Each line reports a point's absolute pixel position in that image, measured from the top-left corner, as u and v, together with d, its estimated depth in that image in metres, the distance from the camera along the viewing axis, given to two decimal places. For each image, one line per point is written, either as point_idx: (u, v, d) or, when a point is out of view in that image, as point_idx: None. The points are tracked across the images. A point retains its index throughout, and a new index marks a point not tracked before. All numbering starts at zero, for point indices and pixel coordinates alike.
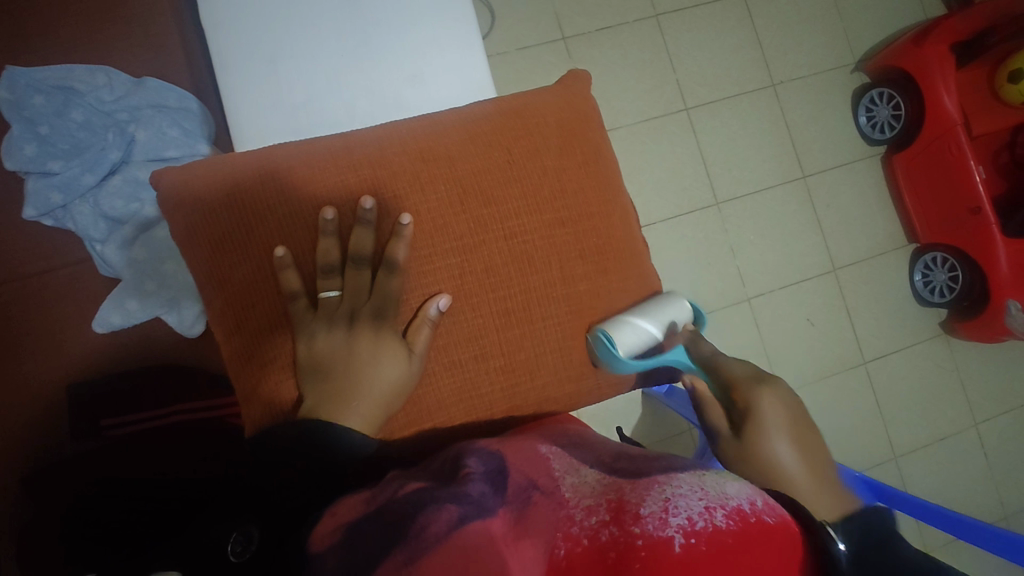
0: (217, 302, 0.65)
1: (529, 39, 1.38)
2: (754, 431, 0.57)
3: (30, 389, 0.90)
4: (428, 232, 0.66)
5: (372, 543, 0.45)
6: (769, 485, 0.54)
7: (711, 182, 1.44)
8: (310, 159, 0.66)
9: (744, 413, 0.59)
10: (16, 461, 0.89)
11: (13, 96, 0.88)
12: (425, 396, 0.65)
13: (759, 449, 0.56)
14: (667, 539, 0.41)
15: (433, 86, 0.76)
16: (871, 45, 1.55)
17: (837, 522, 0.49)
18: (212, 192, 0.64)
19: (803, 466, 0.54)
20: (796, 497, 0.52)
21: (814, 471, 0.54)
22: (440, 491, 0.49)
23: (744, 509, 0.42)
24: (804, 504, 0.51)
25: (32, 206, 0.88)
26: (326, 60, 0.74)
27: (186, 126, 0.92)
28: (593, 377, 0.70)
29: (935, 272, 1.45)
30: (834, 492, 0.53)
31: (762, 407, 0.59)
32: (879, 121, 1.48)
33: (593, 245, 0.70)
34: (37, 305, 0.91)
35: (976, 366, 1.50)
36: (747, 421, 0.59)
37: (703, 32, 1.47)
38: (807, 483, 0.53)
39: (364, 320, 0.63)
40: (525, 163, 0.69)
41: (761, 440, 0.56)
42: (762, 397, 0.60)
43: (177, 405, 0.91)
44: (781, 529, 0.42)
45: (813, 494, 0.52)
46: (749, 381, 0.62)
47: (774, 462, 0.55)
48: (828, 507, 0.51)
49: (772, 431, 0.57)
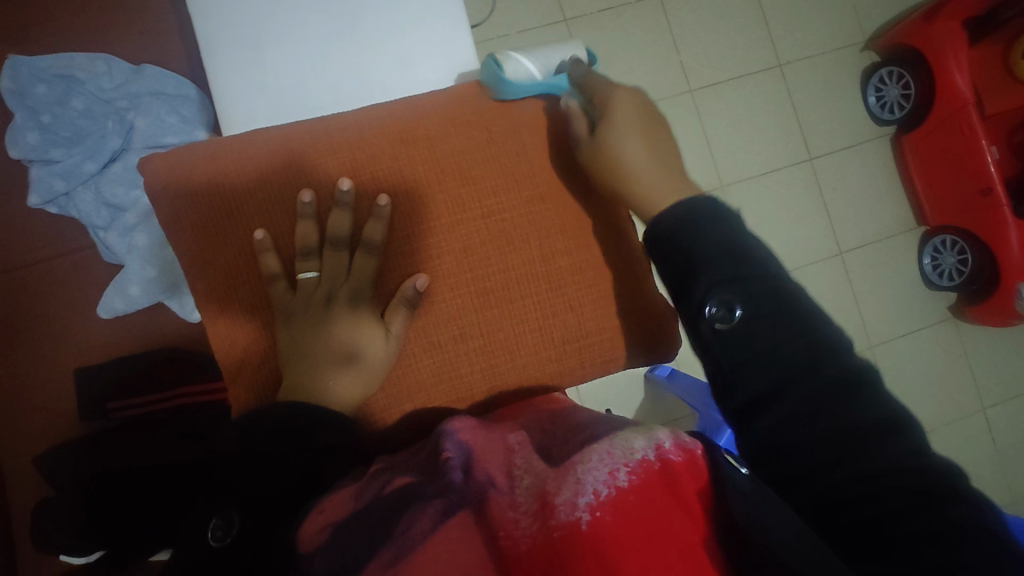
0: (200, 285, 0.66)
1: (529, 21, 1.37)
2: (607, 125, 0.64)
3: (38, 373, 0.93)
4: (413, 208, 0.67)
5: (358, 543, 0.47)
6: (624, 183, 0.63)
7: (714, 164, 1.43)
8: (292, 141, 0.67)
9: (601, 122, 0.65)
10: (29, 441, 0.92)
11: (16, 86, 0.90)
12: (406, 377, 0.67)
13: (608, 148, 0.64)
14: (577, 520, 0.44)
15: (419, 69, 0.77)
16: (880, 21, 1.51)
17: (669, 207, 0.58)
18: (195, 176, 0.65)
19: (645, 157, 0.62)
20: (637, 189, 0.62)
21: (652, 161, 0.63)
22: (427, 485, 0.51)
23: (647, 460, 0.48)
24: (647, 195, 0.61)
25: (36, 193, 0.90)
26: (313, 44, 0.74)
27: (184, 113, 0.92)
28: (577, 360, 0.70)
29: (944, 255, 1.42)
30: (670, 177, 0.62)
31: (614, 105, 0.65)
32: (888, 100, 1.45)
33: (574, 223, 0.70)
34: (43, 290, 0.93)
35: (985, 351, 1.48)
36: (604, 118, 0.65)
37: (707, 12, 1.45)
38: (645, 175, 0.62)
39: (342, 303, 0.64)
40: (508, 143, 0.69)
41: (613, 137, 0.64)
42: (619, 98, 0.66)
43: (179, 388, 0.93)
44: (685, 466, 0.48)
45: (652, 184, 0.61)
46: (611, 90, 0.67)
47: (621, 157, 0.63)
48: (661, 192, 0.61)
49: (620, 125, 0.64)
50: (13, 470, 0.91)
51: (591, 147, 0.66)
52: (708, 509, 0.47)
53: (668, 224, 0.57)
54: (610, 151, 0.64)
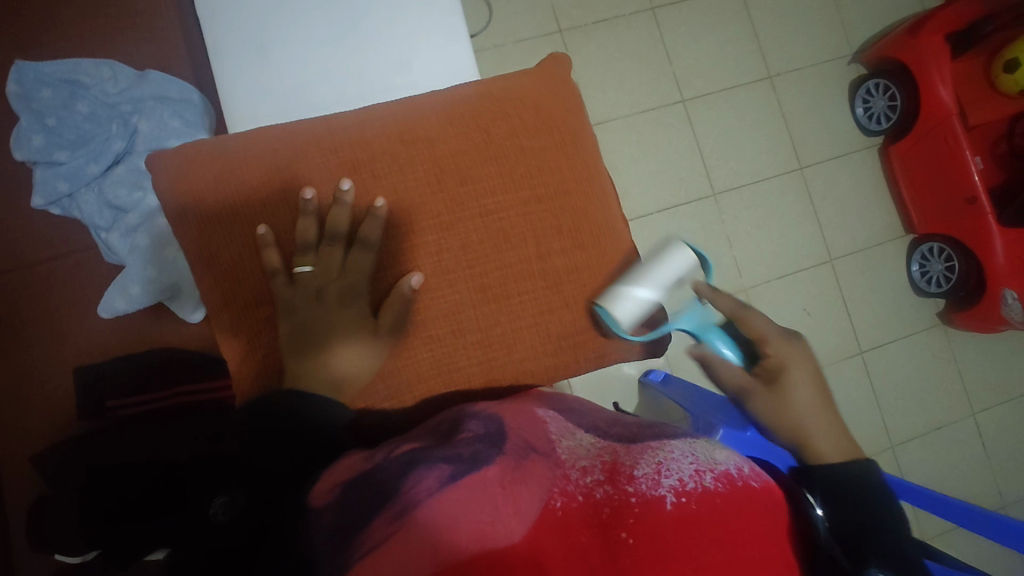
0: (205, 278, 0.68)
1: (526, 32, 1.40)
2: (780, 384, 0.67)
3: (37, 373, 0.93)
4: (409, 207, 0.69)
5: (360, 505, 0.53)
6: (789, 434, 0.63)
7: (708, 173, 1.46)
8: (296, 141, 0.69)
9: (775, 374, 0.68)
10: (28, 440, 0.92)
11: (21, 89, 0.93)
12: (405, 368, 0.68)
13: (782, 398, 0.65)
14: (660, 498, 0.51)
15: (420, 73, 0.79)
16: (867, 35, 1.55)
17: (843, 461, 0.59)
18: (201, 172, 0.67)
19: (816, 416, 0.63)
20: (806, 447, 0.61)
21: (829, 420, 0.63)
22: (432, 450, 0.57)
23: (732, 473, 0.54)
24: (812, 442, 0.61)
25: (39, 195, 0.92)
26: (317, 48, 0.77)
27: (187, 117, 0.94)
28: (572, 352, 0.72)
29: (932, 262, 1.45)
30: (840, 437, 0.61)
31: (789, 365, 0.68)
32: (876, 111, 1.49)
33: (571, 221, 0.72)
34: (44, 290, 0.94)
35: (973, 355, 1.50)
36: (777, 375, 0.68)
37: (699, 25, 1.49)
38: (817, 434, 0.61)
39: (339, 297, 0.66)
40: (507, 141, 0.71)
41: (785, 392, 0.65)
42: (793, 352, 0.69)
43: (183, 386, 0.93)
44: (765, 491, 0.53)
45: (821, 438, 0.61)
46: (782, 342, 0.71)
47: (793, 412, 0.64)
48: (835, 451, 0.60)
49: (797, 381, 0.66)
50: (12, 467, 0.91)
51: (756, 396, 0.68)
52: (792, 526, 0.52)
53: (829, 469, 0.58)
54: (783, 402, 0.65)
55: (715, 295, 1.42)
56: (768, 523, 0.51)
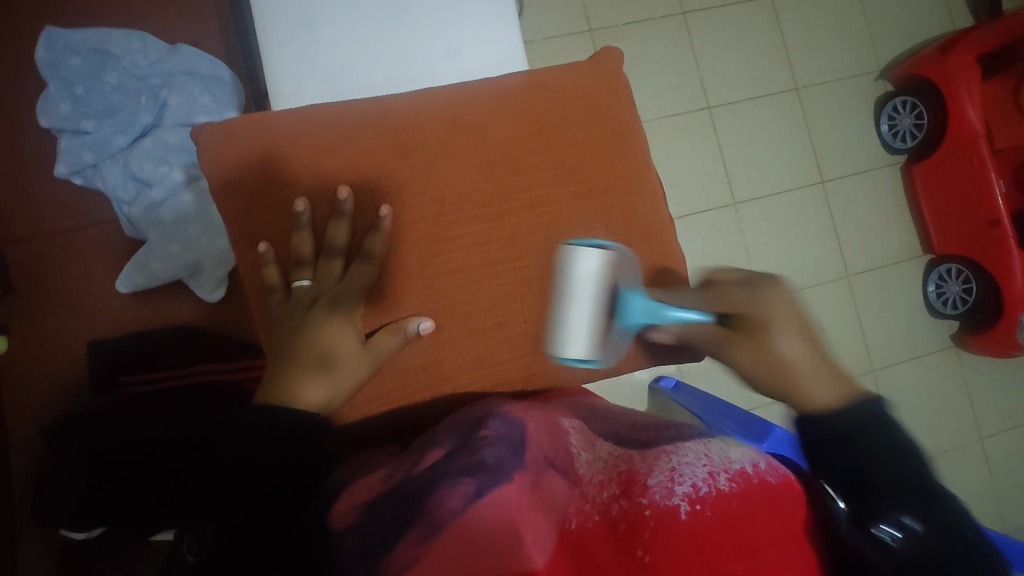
0: (248, 256, 0.68)
1: (556, 30, 1.39)
2: (762, 338, 0.65)
3: (49, 345, 0.92)
4: (454, 196, 0.67)
5: (388, 522, 0.55)
6: (774, 381, 0.64)
7: (730, 181, 1.45)
8: (344, 121, 0.68)
9: (755, 328, 0.65)
10: (36, 412, 0.90)
11: (51, 56, 0.92)
12: (446, 359, 0.67)
13: (769, 351, 0.64)
14: (675, 508, 0.47)
15: (461, 60, 0.78)
16: (897, 52, 1.54)
17: (838, 405, 0.60)
18: (250, 148, 0.67)
19: (807, 361, 0.63)
20: (796, 391, 0.62)
21: (816, 361, 0.63)
22: (455, 464, 0.57)
23: (747, 472, 0.50)
24: (805, 390, 0.62)
25: (64, 163, 0.90)
26: (363, 28, 0.76)
27: (217, 94, 0.94)
28: (614, 353, 0.72)
29: (949, 283, 1.44)
30: (835, 379, 0.62)
31: (763, 311, 0.65)
32: (901, 129, 1.47)
33: (619, 216, 0.71)
34: (62, 261, 0.93)
35: (984, 380, 1.50)
36: (755, 330, 0.65)
37: (730, 32, 1.48)
38: (805, 376, 0.62)
39: (323, 306, 0.65)
40: (558, 133, 0.70)
41: (772, 341, 0.64)
42: (769, 297, 0.66)
43: (199, 366, 0.92)
44: (783, 488, 0.50)
45: (812, 382, 0.62)
46: (741, 290, 0.67)
47: (783, 360, 0.63)
48: (826, 394, 0.61)
49: (778, 330, 0.64)
50: (18, 438, 0.90)
51: (738, 352, 0.66)
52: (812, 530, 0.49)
53: (835, 418, 0.59)
54: (770, 357, 0.64)
55: (731, 305, 1.40)
56: (792, 524, 0.48)
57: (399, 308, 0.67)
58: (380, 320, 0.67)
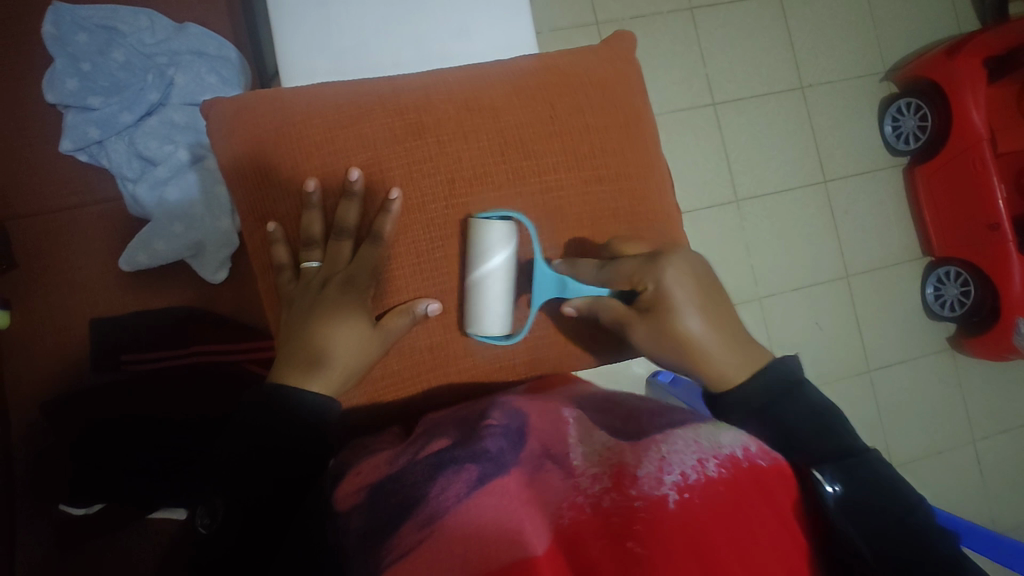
0: (259, 231, 0.68)
1: (562, 22, 1.39)
2: (665, 315, 0.61)
3: (47, 322, 0.91)
4: (468, 180, 0.67)
5: (391, 506, 0.54)
6: (686, 361, 0.62)
7: (732, 178, 1.45)
8: (358, 100, 0.68)
9: (653, 306, 0.61)
10: (33, 389, 0.90)
11: (57, 32, 0.91)
12: (454, 341, 0.69)
13: (671, 329, 0.61)
14: (663, 497, 0.48)
15: (474, 44, 0.78)
16: (903, 53, 1.54)
17: (744, 379, 0.61)
18: (262, 125, 0.67)
19: (712, 336, 0.61)
20: (712, 372, 0.62)
21: (723, 336, 0.62)
22: (460, 449, 0.56)
23: (737, 456, 0.51)
24: (717, 370, 0.61)
25: (69, 139, 0.90)
26: (376, 8, 0.75)
27: (223, 74, 0.94)
28: (614, 338, 0.73)
29: (947, 287, 1.45)
30: (734, 353, 0.62)
31: (665, 280, 0.61)
32: (904, 131, 1.47)
33: (629, 205, 0.71)
34: (64, 239, 0.92)
35: (978, 383, 1.51)
36: (654, 307, 0.61)
37: (737, 28, 1.48)
38: (716, 351, 0.61)
39: (334, 287, 0.64)
40: (570, 119, 0.70)
41: (677, 319, 0.61)
42: (661, 270, 0.62)
43: (198, 346, 0.91)
44: (773, 471, 0.51)
45: (722, 359, 0.62)
46: (641, 263, 0.63)
47: (690, 338, 0.60)
48: (728, 368, 0.61)
49: (681, 306, 0.61)
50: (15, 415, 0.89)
51: (637, 333, 0.63)
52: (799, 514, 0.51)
53: (745, 392, 0.60)
54: (676, 334, 0.61)
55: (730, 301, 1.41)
56: (779, 510, 0.49)
57: (406, 288, 0.67)
58: (391, 302, 0.67)
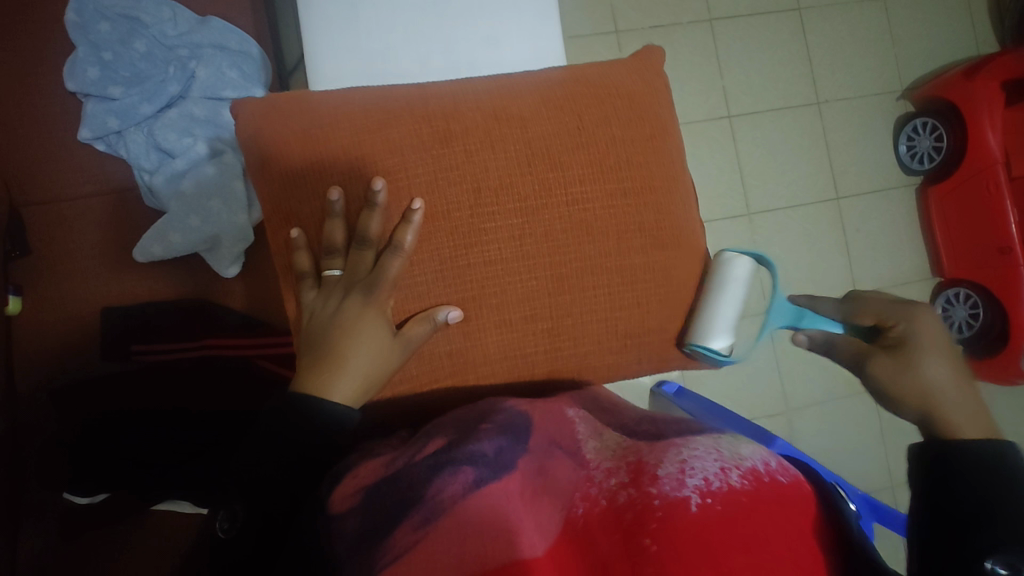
0: (282, 233, 0.68)
1: (580, 29, 1.39)
2: (913, 355, 0.63)
3: (57, 310, 0.91)
4: (493, 189, 0.67)
5: (387, 511, 0.53)
6: (920, 407, 0.61)
7: (745, 192, 1.45)
8: (388, 105, 0.68)
9: (899, 345, 0.65)
10: (38, 375, 0.89)
11: (80, 20, 0.91)
12: (473, 350, 0.68)
13: (913, 372, 0.62)
14: (685, 499, 0.47)
15: (504, 52, 0.78)
16: (922, 73, 1.54)
17: (978, 438, 0.55)
18: (289, 125, 0.67)
19: (952, 388, 0.60)
20: (944, 421, 0.58)
21: (961, 387, 0.60)
22: (454, 451, 0.55)
23: (759, 469, 0.50)
24: (949, 418, 0.58)
25: (87, 127, 0.90)
26: (406, 12, 0.75)
27: (245, 70, 0.94)
28: (633, 352, 0.72)
29: (956, 308, 1.43)
30: (976, 415, 0.58)
31: (916, 323, 0.66)
32: (919, 151, 1.46)
33: (652, 220, 0.71)
34: (78, 227, 0.92)
35: (983, 407, 1.49)
36: (903, 346, 0.65)
37: (756, 42, 1.47)
38: (957, 410, 0.58)
39: (354, 297, 0.65)
40: (596, 130, 0.70)
41: (919, 363, 0.62)
42: (924, 317, 0.67)
43: (207, 339, 0.91)
44: (793, 487, 0.50)
45: (957, 409, 0.58)
46: (898, 306, 0.69)
47: (927, 380, 0.61)
48: (974, 427, 0.57)
49: (929, 351, 0.63)
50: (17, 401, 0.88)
51: (878, 368, 0.65)
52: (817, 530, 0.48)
53: (965, 442, 0.55)
54: (912, 374, 0.62)
55: None
56: (801, 523, 0.47)
57: (428, 293, 0.67)
58: (408, 310, 0.67)
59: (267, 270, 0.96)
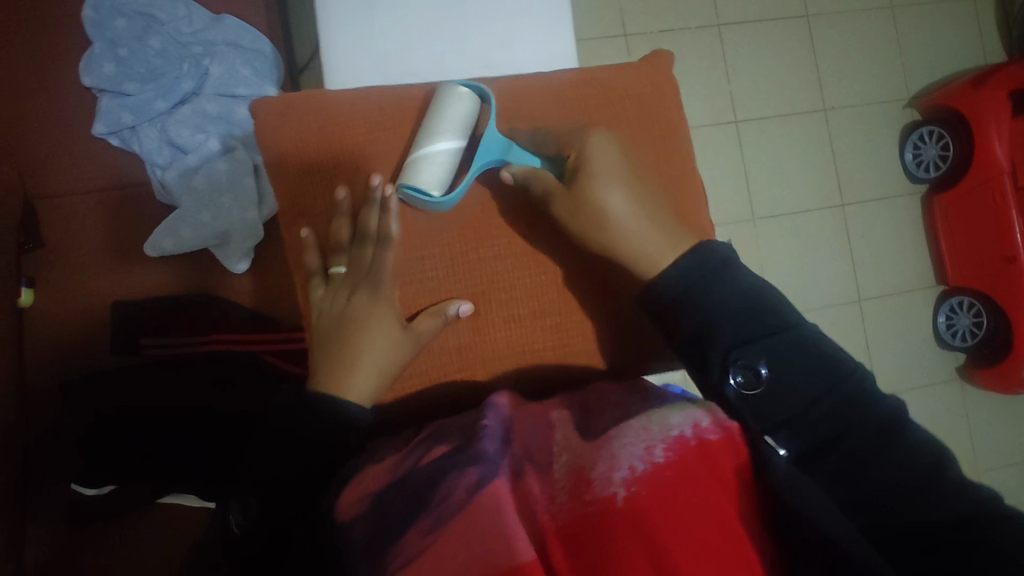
0: (297, 228, 0.69)
1: (588, 32, 1.40)
2: (584, 180, 0.60)
3: (68, 303, 0.92)
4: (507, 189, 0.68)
5: (394, 513, 0.51)
6: (607, 240, 0.60)
7: (750, 197, 1.45)
8: (404, 105, 0.69)
9: (575, 169, 0.62)
10: (48, 367, 0.90)
11: (96, 16, 0.92)
12: (483, 344, 0.69)
13: (592, 200, 0.60)
14: (613, 495, 0.44)
15: (517, 54, 0.79)
16: (929, 81, 1.55)
17: (677, 260, 0.58)
18: (307, 122, 0.68)
19: (633, 215, 0.59)
20: (632, 251, 0.59)
21: (641, 213, 0.60)
22: (461, 455, 0.53)
23: (684, 438, 0.47)
24: (645, 250, 0.59)
25: (102, 123, 0.91)
26: (421, 14, 0.76)
27: (258, 67, 0.95)
28: (645, 354, 0.72)
29: (960, 316, 1.44)
30: (674, 237, 0.60)
31: (588, 149, 0.62)
32: (925, 159, 1.47)
33: None
34: (90, 221, 0.93)
35: (985, 415, 1.49)
36: (576, 169, 0.62)
37: (764, 47, 1.48)
38: (643, 234, 0.59)
39: (361, 295, 0.65)
40: (606, 132, 0.71)
41: (595, 186, 0.60)
42: (650, 164, 0.65)
43: (214, 334, 0.92)
44: (731, 464, 0.47)
45: (649, 239, 0.59)
46: (574, 131, 0.64)
47: (606, 207, 0.60)
48: (662, 251, 0.59)
49: (602, 176, 0.60)
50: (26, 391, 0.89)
51: (559, 199, 0.62)
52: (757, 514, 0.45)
53: (695, 277, 0.56)
54: (589, 202, 0.60)
55: None
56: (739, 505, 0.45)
57: (439, 289, 0.68)
58: (420, 302, 0.68)
59: (277, 265, 0.97)
